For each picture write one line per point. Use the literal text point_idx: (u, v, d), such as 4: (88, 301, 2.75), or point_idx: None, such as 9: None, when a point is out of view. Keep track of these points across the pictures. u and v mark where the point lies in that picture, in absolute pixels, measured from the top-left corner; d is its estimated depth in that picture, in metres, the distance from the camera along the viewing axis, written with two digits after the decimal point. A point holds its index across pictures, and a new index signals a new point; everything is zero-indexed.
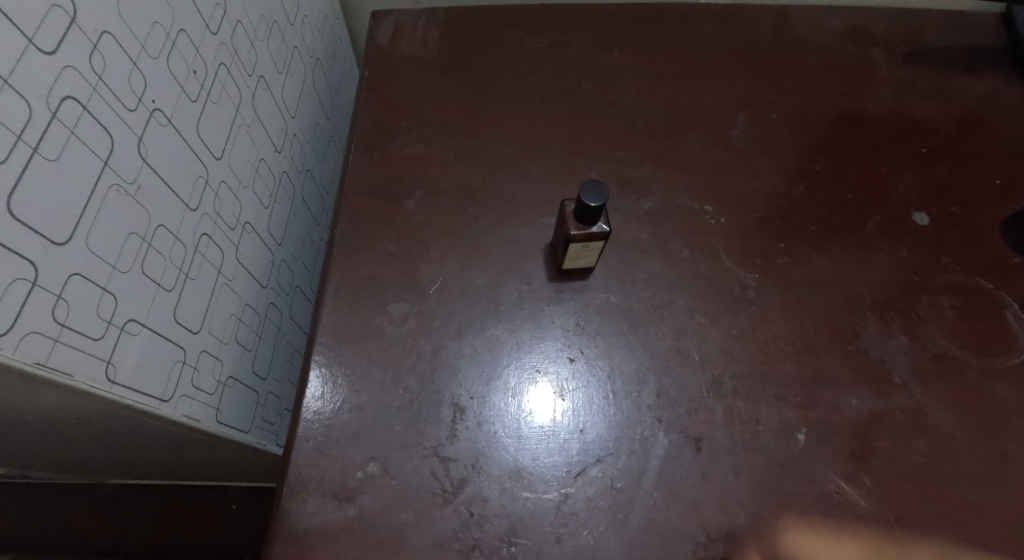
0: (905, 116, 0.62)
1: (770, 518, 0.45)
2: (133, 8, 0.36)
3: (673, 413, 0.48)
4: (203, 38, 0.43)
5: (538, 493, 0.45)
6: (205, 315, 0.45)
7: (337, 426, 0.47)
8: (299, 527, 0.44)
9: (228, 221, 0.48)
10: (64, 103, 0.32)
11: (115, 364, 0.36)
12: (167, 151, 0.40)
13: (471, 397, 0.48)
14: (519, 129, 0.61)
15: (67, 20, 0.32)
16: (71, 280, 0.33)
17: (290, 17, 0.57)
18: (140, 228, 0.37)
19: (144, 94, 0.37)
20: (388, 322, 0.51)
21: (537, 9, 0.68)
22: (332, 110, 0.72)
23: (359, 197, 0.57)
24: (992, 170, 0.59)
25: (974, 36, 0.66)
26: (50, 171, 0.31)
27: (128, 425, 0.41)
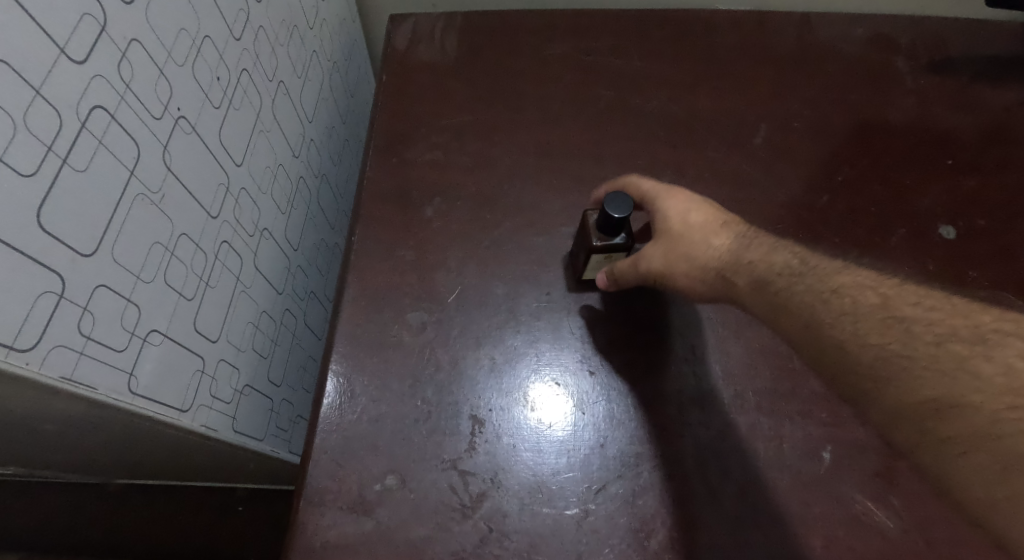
0: (930, 127, 0.61)
1: (795, 538, 0.44)
2: (161, 14, 0.35)
3: (695, 428, 0.47)
4: (226, 44, 0.42)
5: (558, 509, 0.45)
6: (224, 323, 0.45)
7: (355, 437, 0.47)
8: (316, 540, 0.43)
9: (247, 228, 0.47)
10: (93, 112, 0.31)
11: (137, 376, 0.36)
12: (191, 159, 0.39)
13: (490, 410, 0.48)
14: (537, 137, 0.60)
15: (98, 28, 0.31)
16: (96, 291, 0.32)
17: (310, 21, 0.56)
18: (163, 237, 0.37)
19: (170, 102, 0.37)
20: (405, 332, 0.51)
21: (556, 14, 0.67)
22: (348, 114, 0.71)
23: (378, 204, 0.56)
24: (1020, 183, 0.58)
25: (1000, 46, 0.65)
26: (79, 182, 0.31)
27: (146, 435, 0.40)
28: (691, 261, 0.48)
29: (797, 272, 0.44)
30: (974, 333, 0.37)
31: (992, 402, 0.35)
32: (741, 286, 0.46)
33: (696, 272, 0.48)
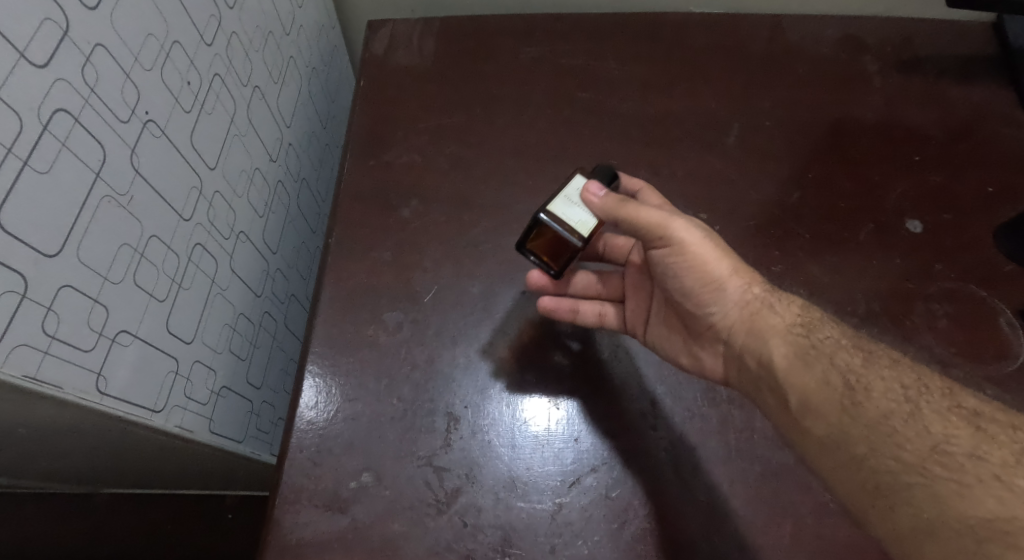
0: (898, 125, 0.62)
1: (765, 527, 0.45)
2: (126, 20, 0.36)
3: (668, 421, 0.48)
4: (197, 49, 0.43)
5: (532, 503, 0.45)
6: (198, 325, 0.45)
7: (331, 436, 0.47)
8: (292, 538, 0.44)
9: (222, 231, 0.48)
10: (55, 115, 0.32)
11: (106, 376, 0.36)
12: (160, 162, 0.40)
13: (465, 406, 0.48)
14: (513, 138, 0.61)
15: (59, 33, 0.32)
16: (61, 291, 0.32)
17: (286, 28, 0.57)
18: (132, 239, 0.37)
19: (137, 106, 0.37)
20: (382, 331, 0.51)
21: (532, 18, 0.68)
22: (329, 119, 0.72)
23: (355, 207, 0.57)
24: (985, 178, 0.59)
25: (967, 44, 0.66)
26: (41, 184, 0.31)
27: (119, 435, 0.41)
28: (713, 250, 0.47)
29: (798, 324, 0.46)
30: (962, 417, 0.38)
31: (991, 514, 0.35)
32: (742, 298, 0.47)
33: (706, 262, 0.47)
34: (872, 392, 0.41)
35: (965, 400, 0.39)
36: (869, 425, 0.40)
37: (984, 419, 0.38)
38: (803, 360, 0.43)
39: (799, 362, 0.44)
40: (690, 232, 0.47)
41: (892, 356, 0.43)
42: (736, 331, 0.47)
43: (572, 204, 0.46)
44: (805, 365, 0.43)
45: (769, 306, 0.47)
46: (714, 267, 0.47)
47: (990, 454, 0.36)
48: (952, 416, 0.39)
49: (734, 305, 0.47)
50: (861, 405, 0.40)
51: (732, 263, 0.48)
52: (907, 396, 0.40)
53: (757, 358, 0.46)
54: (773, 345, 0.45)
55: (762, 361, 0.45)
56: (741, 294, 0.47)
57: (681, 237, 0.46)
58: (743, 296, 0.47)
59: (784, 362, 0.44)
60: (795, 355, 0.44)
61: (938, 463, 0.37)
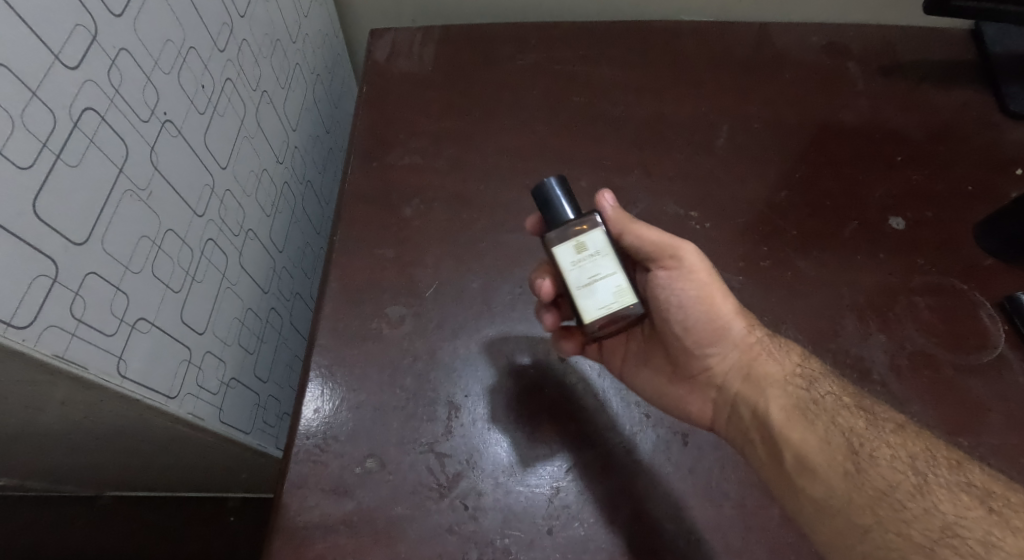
0: (881, 126, 0.64)
1: (755, 509, 0.46)
2: (148, 27, 0.38)
3: (661, 409, 0.50)
4: (211, 55, 0.45)
5: (530, 487, 0.47)
6: (210, 317, 0.47)
7: (337, 424, 0.49)
8: (299, 521, 0.45)
9: (232, 228, 0.50)
10: (84, 113, 0.34)
11: (127, 360, 0.38)
12: (177, 160, 0.42)
13: (466, 396, 0.50)
14: (511, 140, 0.63)
15: (90, 37, 0.34)
16: (87, 278, 0.34)
17: (293, 36, 0.59)
18: (151, 231, 0.39)
19: (157, 106, 0.40)
20: (385, 324, 0.53)
21: (529, 26, 0.71)
22: (332, 124, 0.74)
23: (359, 206, 0.59)
24: (964, 178, 0.61)
25: (946, 50, 0.69)
26: (71, 176, 0.33)
27: (135, 422, 0.43)
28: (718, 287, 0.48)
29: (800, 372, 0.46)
30: (973, 495, 0.37)
31: None
32: (742, 343, 0.48)
33: (711, 300, 0.48)
34: (877, 459, 0.40)
35: (973, 475, 0.38)
36: (871, 491, 0.39)
37: (996, 500, 0.37)
38: (803, 415, 0.44)
39: (798, 418, 0.44)
40: (698, 261, 0.47)
41: (898, 420, 0.42)
42: (733, 378, 0.48)
43: (592, 292, 0.44)
44: (805, 423, 0.43)
45: (768, 356, 0.47)
46: (721, 307, 0.48)
47: (1003, 541, 0.35)
48: (966, 495, 0.37)
49: (733, 347, 0.48)
50: (866, 471, 0.40)
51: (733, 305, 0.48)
52: (915, 467, 0.39)
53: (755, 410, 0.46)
54: (771, 396, 0.46)
55: (761, 412, 0.45)
56: (742, 336, 0.48)
57: (690, 262, 0.47)
58: (745, 340, 0.48)
59: (783, 416, 0.44)
60: (794, 408, 0.44)
61: (949, 544, 0.36)
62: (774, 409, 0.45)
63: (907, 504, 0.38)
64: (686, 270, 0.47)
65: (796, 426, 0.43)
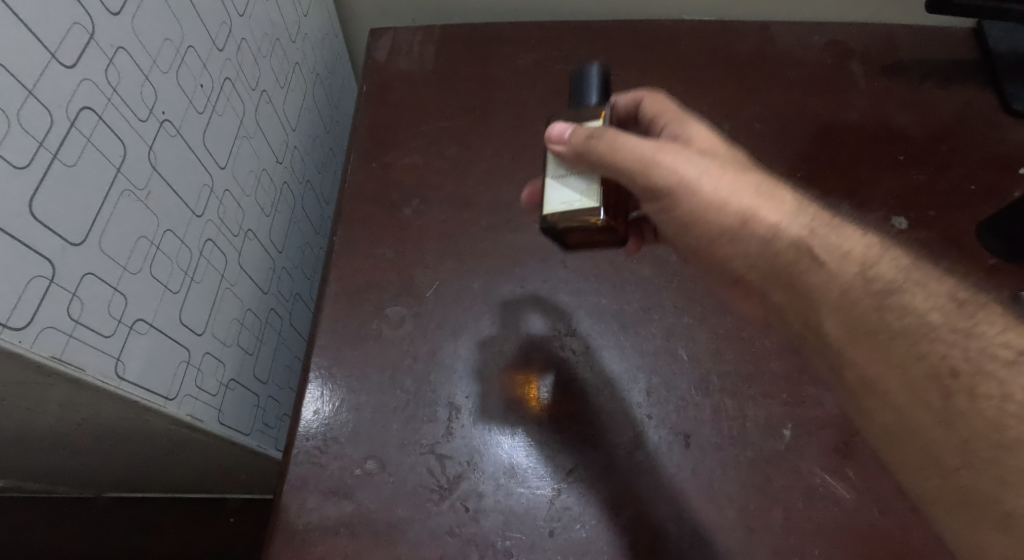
0: (883, 126, 0.64)
1: (758, 510, 0.46)
2: (146, 26, 0.38)
3: (662, 410, 0.49)
4: (209, 54, 0.45)
5: (531, 489, 0.46)
6: (209, 318, 0.47)
7: (336, 425, 0.49)
8: (299, 523, 0.45)
9: (231, 228, 0.50)
10: (82, 113, 0.33)
11: (124, 362, 0.38)
12: (175, 160, 0.41)
13: (466, 397, 0.50)
14: (511, 139, 0.63)
15: (87, 36, 0.34)
16: (84, 279, 0.34)
17: (292, 36, 0.59)
18: (149, 232, 0.39)
19: (155, 106, 0.39)
20: (385, 325, 0.53)
21: (529, 25, 0.70)
22: (332, 124, 0.74)
23: (358, 206, 0.59)
24: (967, 177, 0.61)
25: (948, 49, 0.69)
26: (68, 176, 0.33)
27: (134, 423, 0.42)
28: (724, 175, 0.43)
29: (878, 281, 0.38)
30: None
31: None
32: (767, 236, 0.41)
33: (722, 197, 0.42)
34: (981, 398, 0.34)
35: None
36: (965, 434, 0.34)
37: None
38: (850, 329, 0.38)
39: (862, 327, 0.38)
40: (693, 165, 0.42)
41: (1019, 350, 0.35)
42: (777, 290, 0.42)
43: (563, 185, 0.44)
44: (866, 341, 0.37)
45: (814, 248, 0.40)
46: (731, 207, 0.42)
47: None
48: None
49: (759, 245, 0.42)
50: (963, 411, 0.34)
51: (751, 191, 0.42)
52: None
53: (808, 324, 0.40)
54: (822, 310, 0.39)
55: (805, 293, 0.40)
56: (765, 232, 0.41)
57: (683, 173, 0.42)
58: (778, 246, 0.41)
59: (840, 331, 0.38)
60: (852, 326, 0.38)
61: None
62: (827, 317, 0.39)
63: (1012, 462, 0.33)
64: (678, 180, 0.42)
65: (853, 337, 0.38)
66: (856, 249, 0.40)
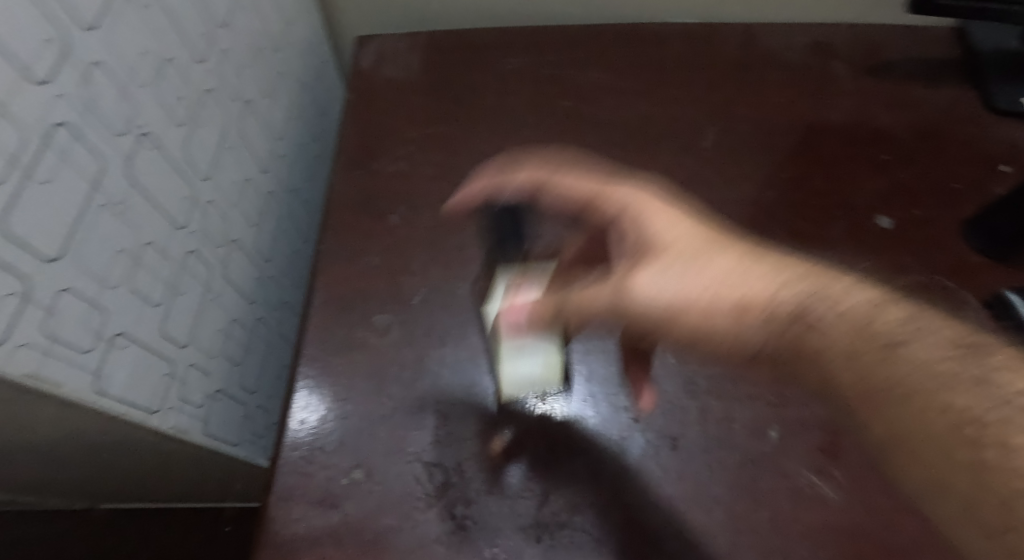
0: (868, 126, 0.64)
1: (745, 512, 0.46)
2: (121, 39, 0.38)
3: (650, 413, 0.49)
4: (189, 66, 0.45)
5: (518, 496, 0.46)
6: (193, 329, 0.47)
7: (323, 434, 0.49)
8: (286, 533, 0.45)
9: (215, 239, 0.50)
10: (56, 128, 0.33)
11: (104, 376, 0.38)
12: (155, 173, 0.41)
13: (454, 404, 0.50)
14: (497, 145, 0.63)
15: (59, 51, 0.33)
16: (60, 295, 0.34)
17: (276, 45, 0.59)
18: (128, 246, 0.39)
19: (133, 119, 0.39)
20: (372, 333, 0.53)
21: (515, 31, 0.71)
22: (320, 131, 0.74)
23: (345, 213, 0.59)
24: (952, 176, 0.61)
25: (932, 49, 0.69)
26: (43, 192, 0.32)
27: (116, 435, 0.42)
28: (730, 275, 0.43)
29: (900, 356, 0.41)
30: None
31: None
32: (772, 295, 0.42)
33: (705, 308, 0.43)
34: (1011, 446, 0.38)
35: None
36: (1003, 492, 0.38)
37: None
38: (832, 377, 0.43)
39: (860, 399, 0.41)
40: (661, 290, 0.43)
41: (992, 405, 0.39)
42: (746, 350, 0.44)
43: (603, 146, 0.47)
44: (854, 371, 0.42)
45: (809, 317, 0.42)
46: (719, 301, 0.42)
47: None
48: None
49: (771, 288, 0.42)
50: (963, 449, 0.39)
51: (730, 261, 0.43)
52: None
53: (822, 376, 0.43)
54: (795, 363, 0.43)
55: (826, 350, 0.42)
56: (765, 278, 0.43)
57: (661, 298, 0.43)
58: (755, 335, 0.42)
59: (852, 381, 0.42)
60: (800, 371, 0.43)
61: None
62: (838, 368, 0.42)
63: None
64: (660, 307, 0.43)
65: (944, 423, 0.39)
66: (863, 294, 0.43)
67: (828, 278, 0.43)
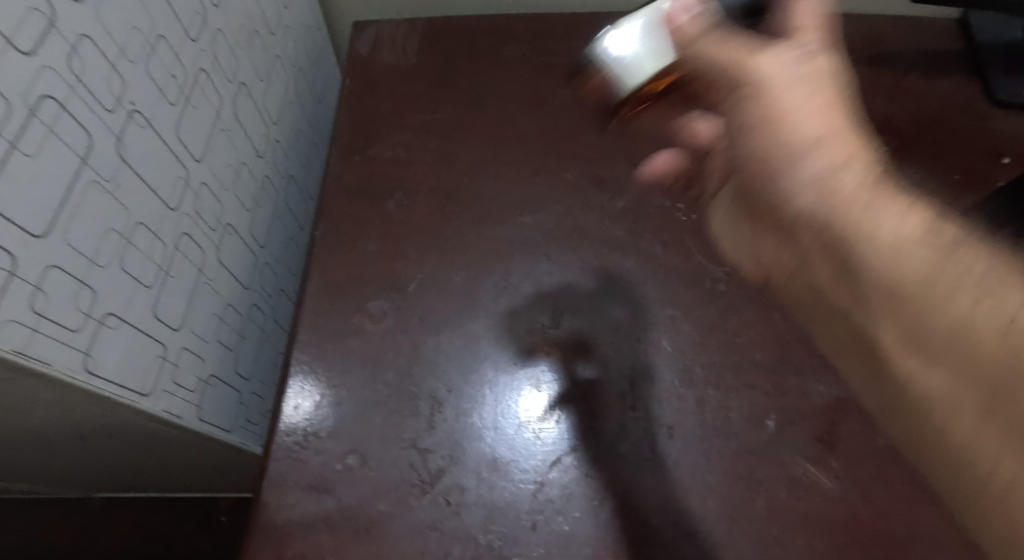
0: (869, 117, 0.64)
1: (741, 501, 0.45)
2: (110, 13, 0.37)
3: (647, 401, 0.49)
4: (182, 45, 0.44)
5: (514, 482, 0.46)
6: (186, 313, 0.47)
7: (317, 420, 0.48)
8: (278, 519, 0.45)
9: (209, 222, 0.49)
10: (42, 101, 0.33)
11: (94, 356, 0.37)
12: (146, 151, 0.41)
13: (450, 391, 0.49)
14: (495, 131, 0.62)
15: (46, 23, 0.33)
16: (48, 272, 0.33)
17: (272, 28, 0.58)
18: (118, 225, 0.39)
19: (123, 96, 0.39)
20: (367, 319, 0.52)
21: (514, 18, 0.70)
22: (317, 118, 0.73)
23: (340, 199, 0.59)
24: (952, 167, 0.61)
25: (932, 41, 0.69)
26: (29, 166, 0.32)
27: (108, 417, 0.42)
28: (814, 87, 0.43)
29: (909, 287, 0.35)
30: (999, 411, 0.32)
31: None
32: (828, 176, 0.39)
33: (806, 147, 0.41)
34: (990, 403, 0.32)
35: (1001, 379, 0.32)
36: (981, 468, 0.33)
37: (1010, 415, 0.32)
38: (926, 338, 0.34)
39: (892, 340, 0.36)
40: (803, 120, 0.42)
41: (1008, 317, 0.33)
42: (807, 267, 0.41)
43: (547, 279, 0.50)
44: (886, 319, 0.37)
45: (872, 204, 0.38)
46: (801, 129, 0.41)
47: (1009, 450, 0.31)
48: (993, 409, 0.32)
49: (827, 173, 0.39)
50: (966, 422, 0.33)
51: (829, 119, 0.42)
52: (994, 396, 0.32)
53: (856, 331, 0.38)
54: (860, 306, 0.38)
55: (957, 328, 0.33)
56: (825, 169, 0.40)
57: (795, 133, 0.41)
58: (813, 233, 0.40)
59: (895, 342, 0.36)
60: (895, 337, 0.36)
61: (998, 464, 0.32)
62: (880, 329, 0.36)
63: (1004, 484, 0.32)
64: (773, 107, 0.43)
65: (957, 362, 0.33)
66: (907, 223, 0.36)
67: (886, 197, 0.38)
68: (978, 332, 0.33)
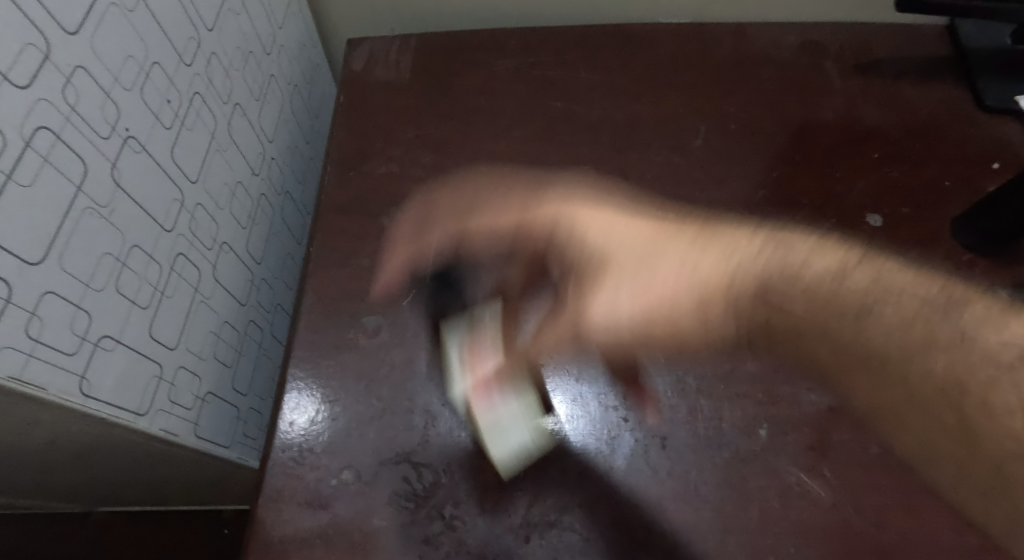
0: (858, 124, 0.64)
1: (734, 510, 0.46)
2: (104, 43, 0.38)
3: (639, 412, 0.49)
4: (176, 69, 0.45)
5: (508, 496, 0.46)
6: (182, 332, 0.47)
7: (313, 436, 0.49)
8: (275, 535, 0.45)
9: (205, 242, 0.50)
10: (37, 131, 0.33)
11: (89, 378, 0.38)
12: (141, 175, 0.42)
13: (443, 405, 0.50)
14: (487, 146, 0.63)
15: (40, 55, 0.33)
16: (44, 298, 0.34)
17: (266, 48, 0.59)
18: (114, 248, 0.39)
19: (117, 122, 0.39)
20: (361, 334, 0.53)
21: (505, 32, 0.71)
22: (312, 133, 0.74)
23: (334, 215, 0.59)
24: (943, 174, 0.61)
25: (922, 47, 0.69)
26: (25, 195, 0.33)
27: (105, 436, 0.43)
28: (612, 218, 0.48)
29: (884, 300, 0.41)
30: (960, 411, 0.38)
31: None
32: (726, 268, 0.44)
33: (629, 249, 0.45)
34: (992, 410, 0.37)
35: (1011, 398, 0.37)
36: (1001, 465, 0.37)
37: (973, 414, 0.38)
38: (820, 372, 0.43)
39: (853, 364, 0.41)
40: (615, 240, 0.46)
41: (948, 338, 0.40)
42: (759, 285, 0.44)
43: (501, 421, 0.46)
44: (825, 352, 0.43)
45: (804, 269, 0.43)
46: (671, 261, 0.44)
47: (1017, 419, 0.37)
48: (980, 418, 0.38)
49: (740, 263, 0.44)
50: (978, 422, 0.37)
51: (675, 265, 0.44)
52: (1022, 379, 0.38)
53: (791, 340, 0.44)
54: (795, 305, 0.43)
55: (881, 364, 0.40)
56: (719, 265, 0.44)
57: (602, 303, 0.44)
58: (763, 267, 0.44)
59: (832, 360, 0.42)
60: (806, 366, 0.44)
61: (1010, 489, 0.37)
62: (820, 348, 0.43)
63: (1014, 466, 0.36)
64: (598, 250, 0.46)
65: (897, 352, 0.40)
66: (823, 259, 0.43)
67: (793, 238, 0.45)
68: (922, 372, 0.39)
